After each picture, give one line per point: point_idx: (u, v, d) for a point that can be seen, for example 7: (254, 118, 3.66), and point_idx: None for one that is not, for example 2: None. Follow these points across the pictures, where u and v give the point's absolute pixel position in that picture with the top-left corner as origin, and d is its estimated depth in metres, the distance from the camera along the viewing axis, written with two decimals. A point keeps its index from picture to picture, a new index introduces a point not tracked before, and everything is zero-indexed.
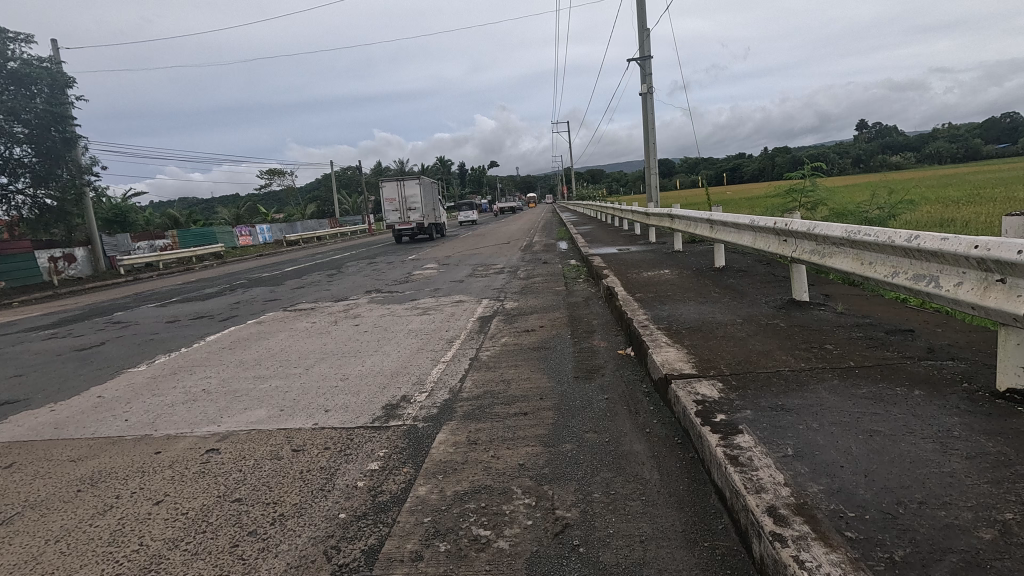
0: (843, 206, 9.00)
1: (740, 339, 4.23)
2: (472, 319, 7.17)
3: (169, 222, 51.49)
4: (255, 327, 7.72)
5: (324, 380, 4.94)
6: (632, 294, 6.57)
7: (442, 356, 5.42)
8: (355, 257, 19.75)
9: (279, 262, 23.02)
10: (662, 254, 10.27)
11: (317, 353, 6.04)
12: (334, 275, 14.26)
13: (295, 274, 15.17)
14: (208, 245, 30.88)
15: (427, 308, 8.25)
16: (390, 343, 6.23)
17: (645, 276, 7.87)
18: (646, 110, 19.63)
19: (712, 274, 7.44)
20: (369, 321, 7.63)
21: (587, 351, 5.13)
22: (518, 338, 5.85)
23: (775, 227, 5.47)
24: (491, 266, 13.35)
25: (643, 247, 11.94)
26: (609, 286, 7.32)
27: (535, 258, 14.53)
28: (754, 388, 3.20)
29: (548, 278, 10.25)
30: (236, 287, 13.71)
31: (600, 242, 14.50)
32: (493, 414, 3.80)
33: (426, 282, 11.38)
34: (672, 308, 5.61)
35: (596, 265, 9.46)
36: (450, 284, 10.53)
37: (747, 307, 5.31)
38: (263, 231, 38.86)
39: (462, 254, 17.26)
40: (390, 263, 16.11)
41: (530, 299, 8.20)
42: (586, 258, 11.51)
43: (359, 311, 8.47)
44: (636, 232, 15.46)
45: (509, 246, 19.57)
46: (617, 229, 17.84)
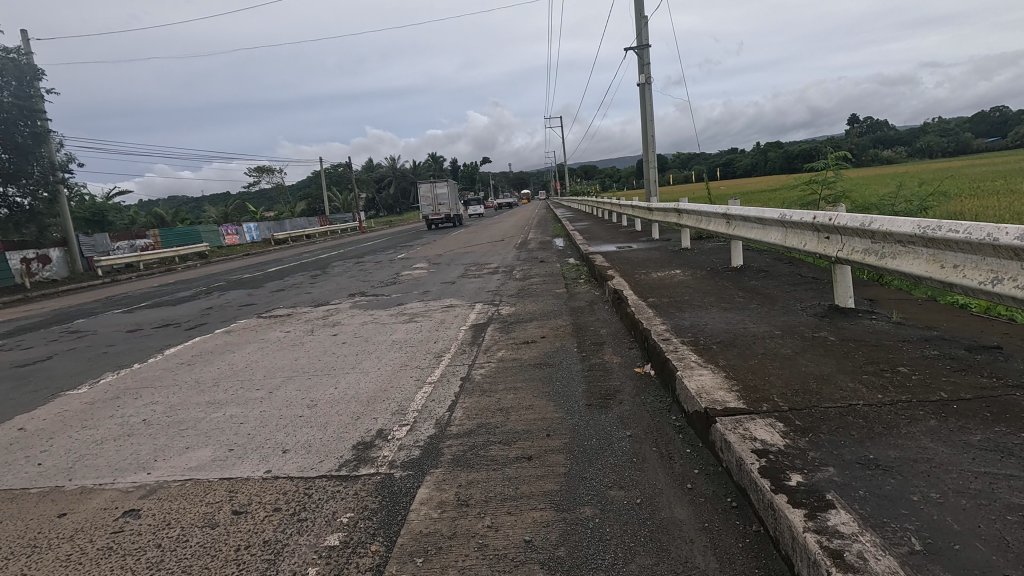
0: (867, 200, 8.29)
1: (788, 359, 3.48)
2: (464, 328, 6.39)
3: (154, 221, 50.35)
4: (223, 338, 6.92)
5: (288, 409, 4.16)
6: (644, 300, 5.82)
7: (429, 375, 4.66)
8: (343, 256, 18.89)
9: (264, 262, 22.14)
10: (669, 252, 9.55)
11: (286, 370, 5.26)
12: (318, 276, 13.44)
13: (277, 276, 14.31)
14: (192, 245, 29.86)
15: (415, 314, 7.47)
16: (370, 357, 5.46)
17: (655, 278, 7.12)
18: (645, 101, 18.89)
19: (730, 274, 6.71)
20: (349, 330, 6.84)
21: (598, 369, 4.38)
22: (516, 352, 5.09)
23: (814, 223, 4.73)
24: (485, 266, 12.56)
25: (647, 245, 11.20)
26: (616, 289, 6.58)
27: (531, 256, 13.76)
28: (829, 433, 2.46)
29: (546, 279, 9.48)
30: (213, 290, 12.84)
31: (600, 239, 13.78)
32: (488, 459, 3.04)
33: (415, 283, 10.61)
34: (694, 316, 4.86)
35: (599, 264, 8.71)
36: (441, 286, 9.76)
37: (783, 315, 4.58)
38: (250, 229, 37.81)
39: (455, 252, 16.45)
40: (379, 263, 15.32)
41: (528, 303, 7.44)
42: (586, 257, 10.79)
43: (339, 318, 7.68)
44: (637, 229, 14.72)
45: (503, 243, 18.78)
46: (616, 225, 17.11)
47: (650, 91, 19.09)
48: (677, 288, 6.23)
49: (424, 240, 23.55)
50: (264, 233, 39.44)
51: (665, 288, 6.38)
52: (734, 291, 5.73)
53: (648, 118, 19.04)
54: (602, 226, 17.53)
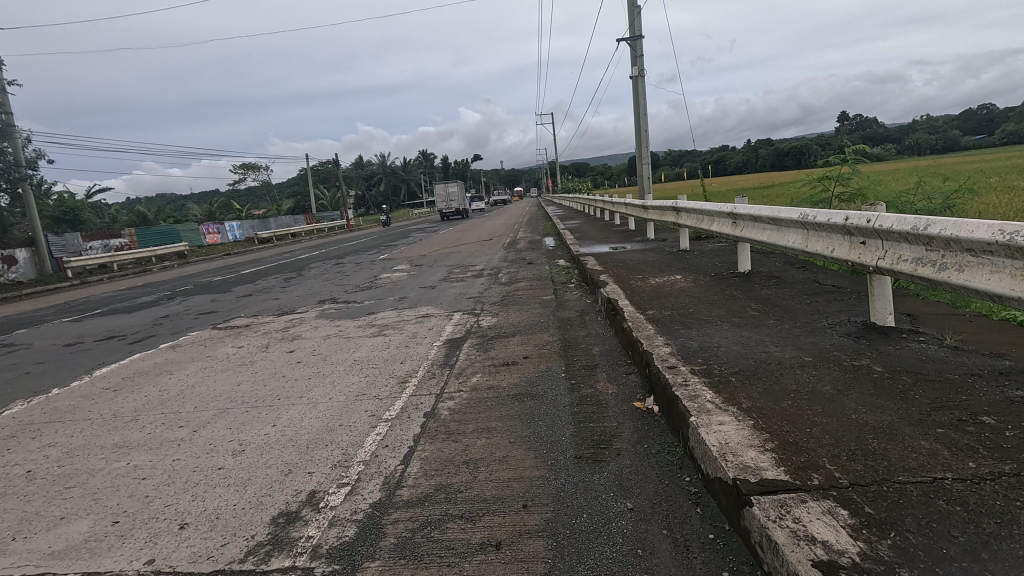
0: (886, 200, 7.60)
1: (831, 401, 2.74)
2: (438, 344, 5.62)
3: (136, 219, 49.17)
4: (165, 355, 6.10)
5: (208, 456, 3.37)
6: (642, 312, 5.08)
7: (388, 408, 3.88)
8: (323, 257, 18.03)
9: (242, 263, 21.24)
10: (667, 254, 8.86)
11: (223, 399, 4.46)
12: (291, 279, 12.60)
13: (248, 279, 13.44)
14: (170, 244, 28.86)
15: (385, 326, 6.68)
16: (324, 382, 4.68)
17: (653, 284, 6.38)
18: (638, 95, 18.17)
19: (738, 281, 5.98)
20: (308, 346, 6.05)
21: (591, 403, 3.63)
22: (494, 377, 4.32)
23: (847, 225, 4.00)
24: (469, 268, 11.78)
25: (641, 246, 10.47)
26: (610, 298, 5.84)
27: (518, 257, 12.99)
28: (919, 535, 1.72)
29: (534, 284, 8.72)
30: (177, 294, 11.97)
31: (591, 239, 13.07)
32: (445, 544, 2.28)
33: (392, 288, 9.81)
34: (703, 336, 4.12)
35: (591, 268, 7.98)
36: (419, 292, 8.98)
37: (809, 334, 3.85)
38: (232, 228, 36.72)
39: (440, 253, 15.65)
40: (358, 265, 14.50)
41: (512, 313, 6.69)
42: (577, 259, 10.06)
43: (301, 330, 6.87)
44: (631, 228, 13.99)
45: (491, 243, 18.00)
46: (608, 224, 16.38)
47: (643, 84, 18.37)
48: (679, 298, 5.50)
49: (410, 240, 22.69)
50: (247, 232, 38.33)
51: (665, 297, 5.63)
52: (745, 302, 5.00)
53: (641, 112, 18.34)
54: (594, 226, 16.79)
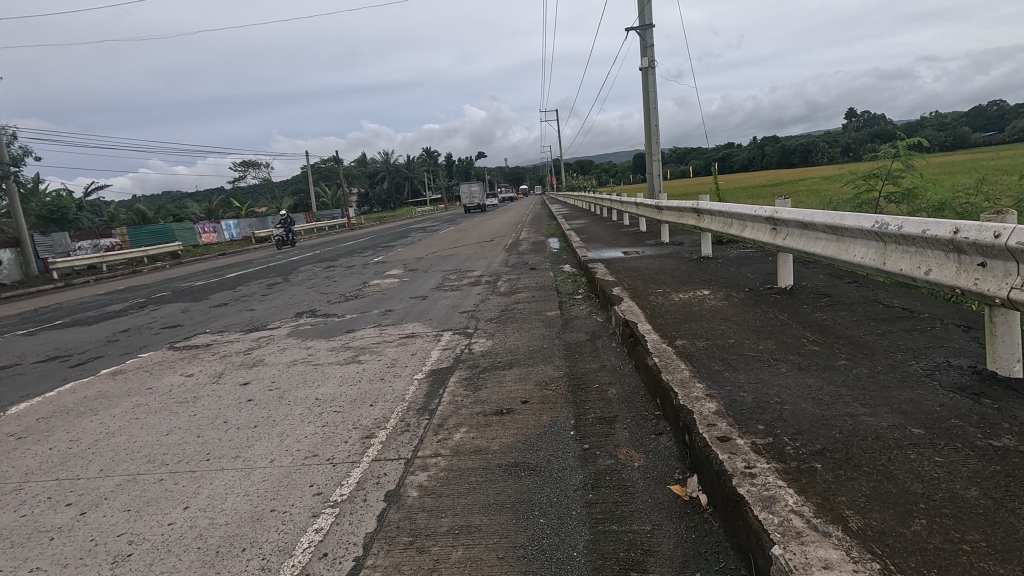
0: (945, 202, 6.59)
1: (995, 525, 1.75)
2: (420, 377, 4.65)
3: (135, 217, 48.60)
4: (98, 386, 5.16)
5: (79, 567, 2.42)
6: (669, 343, 4.10)
7: (340, 483, 2.92)
8: (314, 259, 17.09)
9: (233, 265, 20.38)
10: (686, 261, 7.87)
11: (139, 457, 3.51)
12: (275, 285, 11.68)
13: (229, 284, 12.50)
14: (163, 244, 28.08)
15: (363, 349, 5.72)
16: (272, 434, 3.73)
17: (677, 302, 5.39)
18: (647, 87, 17.16)
19: (780, 300, 4.99)
20: (268, 376, 5.10)
21: (611, 485, 2.65)
22: (483, 434, 3.35)
23: (951, 244, 2.97)
24: (466, 274, 10.80)
25: (656, 251, 9.48)
26: (627, 321, 4.85)
27: (520, 262, 12.02)
28: None
29: (536, 296, 7.74)
30: (150, 302, 11.05)
31: (599, 241, 12.10)
32: None
33: (379, 298, 8.85)
34: (757, 385, 3.14)
35: (601, 280, 7.00)
36: (408, 303, 8.02)
37: (904, 388, 2.86)
38: (228, 227, 35.87)
39: (437, 256, 14.68)
40: (349, 269, 13.56)
41: (510, 333, 5.73)
42: (585, 265, 9.07)
43: (265, 352, 5.92)
44: (641, 230, 13.00)
45: (492, 244, 17.05)
46: (616, 225, 15.38)
47: (653, 75, 17.36)
48: (711, 322, 4.52)
49: (408, 240, 21.73)
50: (245, 231, 37.48)
51: (694, 320, 4.65)
52: (799, 331, 4.01)
53: (650, 105, 17.33)
54: (601, 226, 15.79)
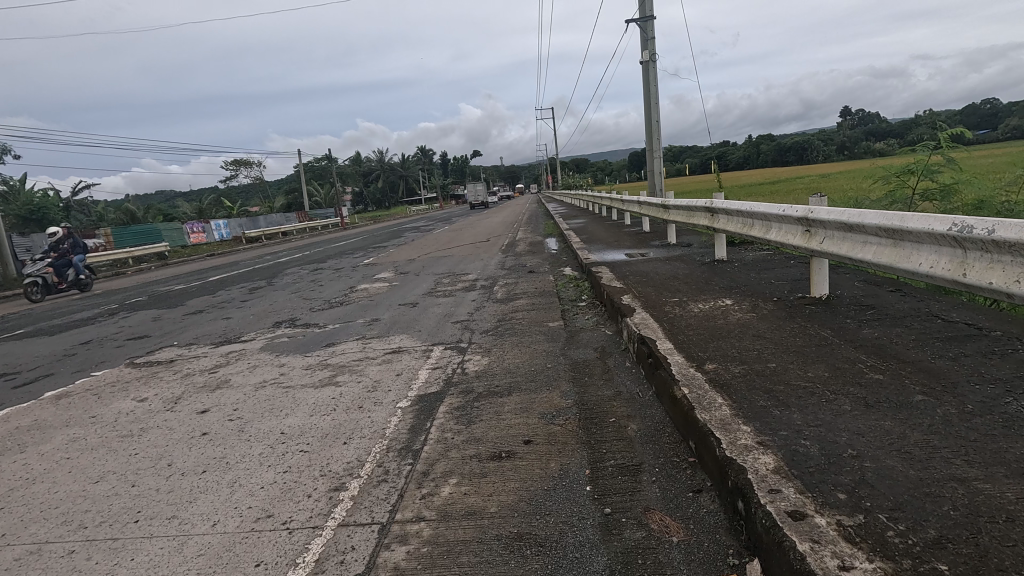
0: (988, 200, 6.00)
1: None
2: (404, 404, 4.00)
3: (124, 217, 47.74)
4: (36, 414, 4.49)
5: None
6: (697, 367, 3.48)
7: (295, 563, 2.28)
8: (302, 261, 16.37)
9: (219, 266, 19.66)
10: (699, 264, 7.25)
11: (55, 516, 2.85)
12: (257, 289, 10.99)
13: (210, 289, 11.80)
14: (149, 245, 27.30)
15: (342, 368, 5.05)
16: (222, 483, 3.08)
17: (697, 314, 4.76)
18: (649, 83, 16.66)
19: (817, 312, 4.38)
20: (231, 401, 4.43)
21: (647, 573, 2.03)
22: (478, 489, 2.71)
23: None
24: (460, 278, 10.14)
25: (663, 253, 8.85)
26: (644, 338, 4.23)
27: (517, 264, 11.36)
28: None
29: (535, 304, 7.09)
30: (123, 308, 10.35)
31: (600, 242, 11.48)
32: None
33: (366, 304, 8.20)
34: (821, 428, 2.52)
35: (608, 286, 6.37)
36: (396, 311, 7.37)
37: (1015, 439, 2.24)
38: (218, 227, 35.04)
39: (429, 258, 13.99)
40: (338, 271, 12.88)
41: (509, 349, 5.10)
42: (588, 269, 8.45)
43: (233, 371, 5.24)
44: (644, 230, 12.40)
45: (488, 245, 16.41)
46: (617, 225, 14.75)
47: (654, 69, 16.78)
48: (742, 340, 3.90)
49: (401, 240, 21.04)
50: (235, 231, 36.64)
51: (721, 337, 4.02)
52: (851, 352, 3.40)
53: (652, 99, 16.75)
54: (600, 227, 15.18)
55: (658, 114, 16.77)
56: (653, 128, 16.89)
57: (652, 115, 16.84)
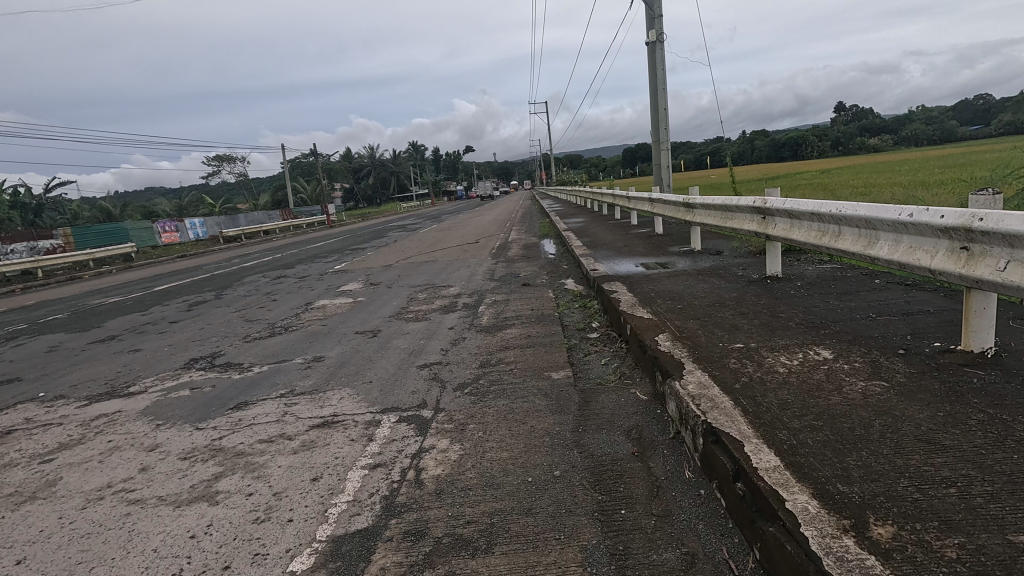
0: None
1: None
2: (301, 568, 2.23)
3: (99, 215, 45.72)
4: None
5: None
6: (857, 537, 1.75)
7: None
8: (267, 267, 14.52)
9: (180, 271, 17.78)
10: (746, 283, 5.53)
11: None
12: (197, 306, 9.16)
13: (145, 304, 9.96)
14: (114, 247, 25.35)
15: (236, 458, 3.29)
16: None
17: (785, 379, 3.04)
18: (657, 71, 15.14)
19: (998, 385, 2.66)
20: (26, 537, 2.65)
21: None
22: None
23: None
24: (440, 293, 8.37)
25: (690, 266, 7.16)
26: (720, 437, 2.49)
27: (509, 274, 9.60)
28: None
29: (532, 337, 5.34)
30: (28, 331, 8.50)
31: (607, 248, 9.77)
32: None
33: (315, 333, 6.42)
34: None
35: (633, 318, 4.65)
36: (350, 346, 5.61)
37: None
38: (193, 226, 33.04)
39: (409, 264, 12.18)
40: (301, 281, 11.08)
41: (493, 428, 3.36)
42: (597, 285, 6.72)
43: (75, 460, 3.45)
44: (656, 233, 10.72)
45: (476, 248, 14.67)
46: (621, 226, 13.07)
47: (661, 51, 15.14)
48: (903, 453, 2.18)
49: (382, 242, 19.26)
50: (211, 230, 34.62)
51: (858, 441, 2.30)
52: None
53: (658, 86, 15.16)
54: (603, 227, 13.50)
55: (666, 102, 15.19)
56: (660, 117, 15.28)
57: (658, 103, 15.23)
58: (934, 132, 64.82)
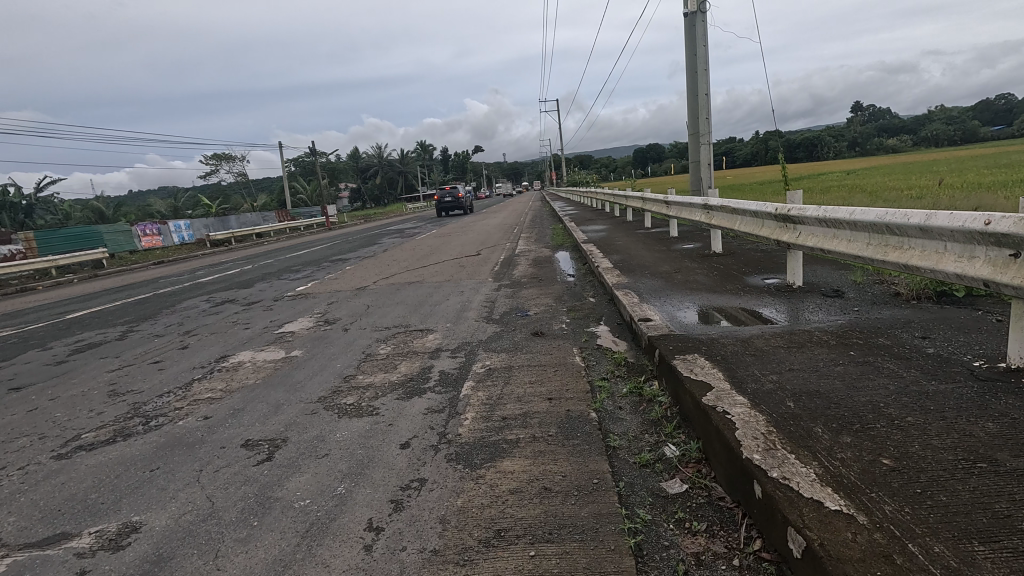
0: None
1: None
2: None
3: (90, 216, 43.86)
4: None
5: None
6: None
7: None
8: (222, 285, 11.93)
9: (133, 284, 15.29)
10: (977, 382, 2.80)
11: None
12: (80, 354, 6.56)
13: (24, 346, 7.37)
14: (83, 253, 23.05)
15: None
16: None
17: None
18: (698, 47, 12.49)
19: None
20: None
21: None
22: None
23: None
24: (412, 344, 5.70)
25: (805, 319, 4.45)
26: None
27: (513, 310, 6.92)
28: None
29: (550, 498, 2.66)
30: None
31: (649, 273, 7.06)
32: None
33: (181, 438, 3.78)
34: None
35: (800, 508, 1.95)
36: (207, 495, 2.97)
37: None
38: (177, 228, 30.67)
39: (387, 287, 9.55)
40: (242, 312, 8.46)
41: None
42: (659, 355, 4.03)
43: None
44: (711, 251, 8.04)
45: (476, 262, 12.02)
46: (657, 239, 10.37)
47: (703, 24, 12.49)
48: None
49: (370, 251, 16.69)
50: (197, 232, 32.15)
51: None
52: None
53: (699, 66, 12.58)
54: (631, 240, 10.82)
55: (707, 86, 12.65)
56: (701, 104, 12.68)
57: (700, 87, 12.64)
58: (958, 132, 61.93)
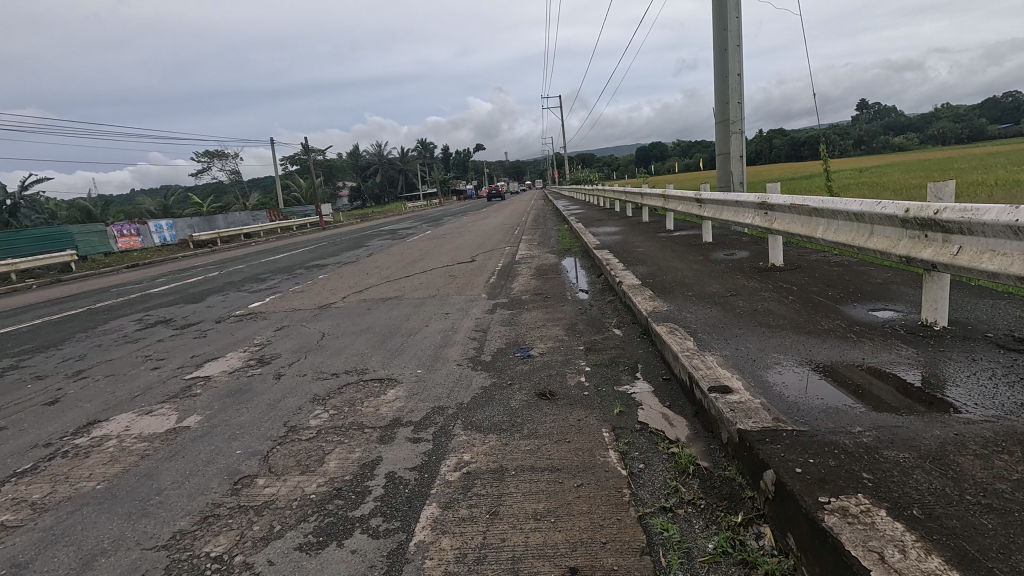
0: None
1: None
2: None
3: (75, 215, 42.10)
4: None
5: None
6: None
7: None
8: (170, 299, 10.06)
9: (82, 294, 13.40)
10: None
11: None
12: None
13: None
14: (48, 256, 21.20)
15: None
16: None
17: None
18: (729, 18, 10.65)
19: None
20: None
21: None
22: None
23: None
24: (359, 411, 3.85)
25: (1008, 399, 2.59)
26: None
27: (510, 348, 5.05)
28: None
29: None
30: None
31: (694, 297, 5.20)
32: None
33: None
34: None
35: None
36: None
37: None
38: (159, 229, 28.85)
39: (355, 306, 7.69)
40: (166, 342, 6.60)
41: None
42: (773, 482, 2.17)
43: None
44: (769, 265, 6.17)
45: (469, 272, 10.15)
46: (687, 246, 8.51)
47: None
48: None
49: (353, 256, 14.81)
50: (181, 232, 30.31)
51: None
52: None
53: (730, 41, 10.72)
54: (655, 247, 8.94)
55: (740, 65, 10.80)
56: (732, 86, 10.80)
57: (731, 65, 10.76)
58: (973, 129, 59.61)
